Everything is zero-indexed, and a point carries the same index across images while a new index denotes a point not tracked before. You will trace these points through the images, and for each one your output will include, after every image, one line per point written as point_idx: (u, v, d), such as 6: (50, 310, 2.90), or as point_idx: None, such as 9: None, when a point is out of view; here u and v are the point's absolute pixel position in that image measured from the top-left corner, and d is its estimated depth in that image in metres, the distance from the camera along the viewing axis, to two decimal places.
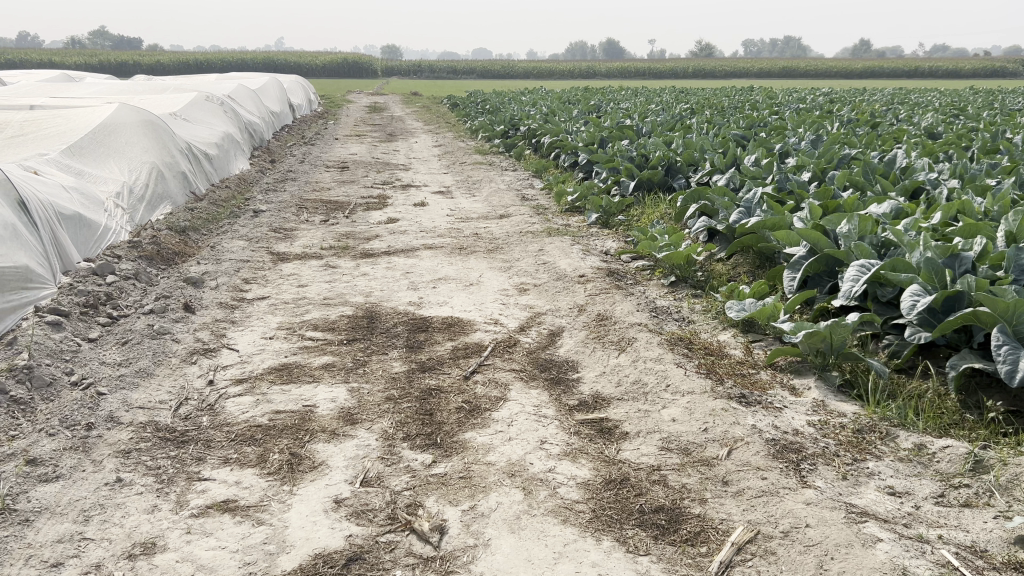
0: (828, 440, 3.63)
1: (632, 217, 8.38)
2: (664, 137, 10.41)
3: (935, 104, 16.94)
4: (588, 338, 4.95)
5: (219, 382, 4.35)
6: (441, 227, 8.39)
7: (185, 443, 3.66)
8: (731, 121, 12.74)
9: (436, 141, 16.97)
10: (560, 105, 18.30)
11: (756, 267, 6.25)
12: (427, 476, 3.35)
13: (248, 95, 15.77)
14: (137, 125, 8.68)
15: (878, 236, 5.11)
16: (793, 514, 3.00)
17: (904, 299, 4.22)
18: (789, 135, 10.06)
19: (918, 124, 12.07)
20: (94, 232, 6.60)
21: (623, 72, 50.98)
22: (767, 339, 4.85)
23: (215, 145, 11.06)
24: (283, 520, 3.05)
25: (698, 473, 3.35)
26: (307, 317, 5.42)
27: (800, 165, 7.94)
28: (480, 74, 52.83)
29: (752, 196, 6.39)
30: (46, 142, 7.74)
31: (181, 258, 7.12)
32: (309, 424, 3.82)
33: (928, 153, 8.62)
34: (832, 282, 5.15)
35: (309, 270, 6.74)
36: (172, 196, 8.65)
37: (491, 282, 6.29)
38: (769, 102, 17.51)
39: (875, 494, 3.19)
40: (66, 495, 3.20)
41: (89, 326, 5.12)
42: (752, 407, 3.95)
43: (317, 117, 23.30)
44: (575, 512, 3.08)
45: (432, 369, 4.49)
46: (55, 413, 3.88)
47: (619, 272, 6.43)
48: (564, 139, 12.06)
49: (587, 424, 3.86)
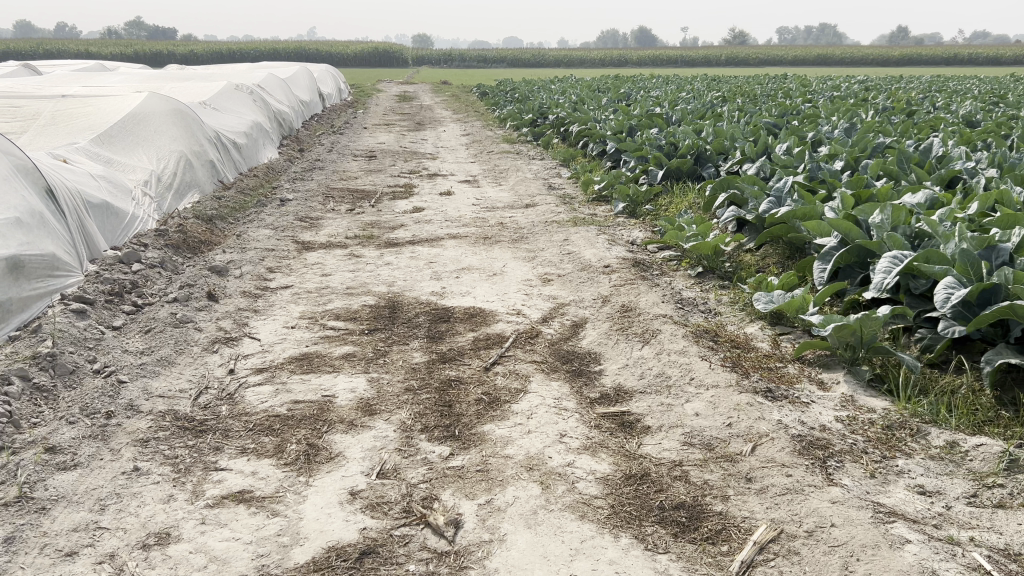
0: (856, 437, 3.52)
1: (660, 206, 8.26)
2: (694, 126, 10.26)
3: (974, 92, 16.54)
4: (611, 330, 4.87)
5: (239, 371, 4.34)
6: (466, 216, 8.34)
7: (204, 432, 3.65)
8: (763, 109, 12.54)
9: (464, 130, 16.92)
10: (589, 94, 18.15)
11: (786, 258, 6.13)
12: (444, 469, 3.31)
13: (278, 85, 15.81)
14: (166, 113, 8.72)
15: (912, 227, 4.98)
16: (818, 513, 2.91)
17: (938, 291, 4.12)
18: (822, 124, 9.87)
19: (957, 111, 11.78)
20: (122, 220, 6.64)
21: (655, 61, 50.54)
22: (795, 331, 4.75)
23: (244, 134, 11.10)
24: (297, 511, 3.02)
25: (721, 470, 3.27)
26: (329, 307, 5.40)
27: (833, 153, 7.78)
28: (510, 62, 52.66)
29: (783, 185, 6.26)
30: (76, 130, 7.79)
31: (207, 246, 7.15)
32: (327, 415, 3.80)
33: (966, 141, 8.41)
34: (863, 274, 5.03)
35: (334, 259, 6.72)
36: (199, 184, 8.69)
37: (515, 272, 6.23)
38: (803, 91, 17.21)
39: (904, 493, 3.09)
40: (83, 484, 3.21)
41: (114, 314, 5.15)
42: (778, 401, 3.85)
43: (347, 106, 23.38)
44: (593, 508, 3.02)
45: (452, 360, 4.44)
46: (77, 401, 3.89)
47: (645, 263, 6.33)
48: (593, 127, 11.95)
49: (608, 417, 3.79)
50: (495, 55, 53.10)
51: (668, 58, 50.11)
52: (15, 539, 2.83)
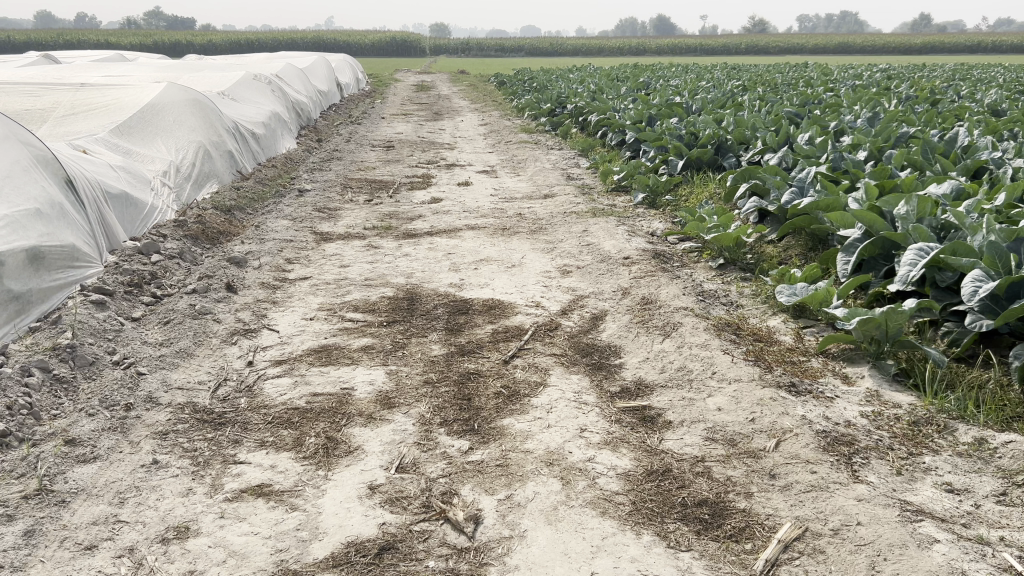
0: (882, 433, 3.46)
1: (680, 197, 8.18)
2: (715, 115, 10.16)
3: (998, 79, 16.32)
4: (631, 323, 4.82)
5: (258, 363, 4.34)
6: (484, 207, 8.30)
7: (222, 425, 3.65)
8: (784, 98, 12.39)
9: (482, 119, 16.87)
10: (608, 83, 18.05)
11: (808, 250, 6.05)
12: (464, 463, 3.28)
13: (296, 75, 15.79)
14: (184, 103, 8.73)
15: (938, 219, 4.91)
16: (844, 511, 2.86)
17: (966, 284, 4.04)
18: (844, 113, 9.74)
19: (982, 100, 11.60)
20: (140, 211, 6.65)
21: (673, 50, 50.21)
22: (818, 325, 4.68)
23: (263, 124, 11.11)
24: (316, 505, 3.00)
25: (744, 466, 3.23)
26: (348, 298, 5.38)
27: (856, 143, 7.68)
28: (528, 52, 52.50)
29: (805, 176, 6.19)
30: (96, 120, 7.80)
31: (226, 237, 7.15)
32: (346, 407, 3.78)
33: (992, 131, 8.27)
34: (888, 266, 4.95)
35: (352, 250, 6.71)
36: (218, 175, 8.70)
37: (534, 264, 6.18)
38: (825, 79, 17.03)
39: (932, 491, 3.03)
40: (103, 477, 3.21)
41: (133, 305, 5.16)
42: (802, 396, 3.80)
43: (364, 95, 23.39)
44: (614, 504, 2.98)
45: (472, 353, 4.41)
46: (96, 393, 3.90)
47: (665, 254, 6.27)
48: (612, 117, 11.86)
49: (629, 412, 3.75)
50: (513, 44, 52.94)
51: (687, 47, 49.81)
52: (35, 533, 2.83)
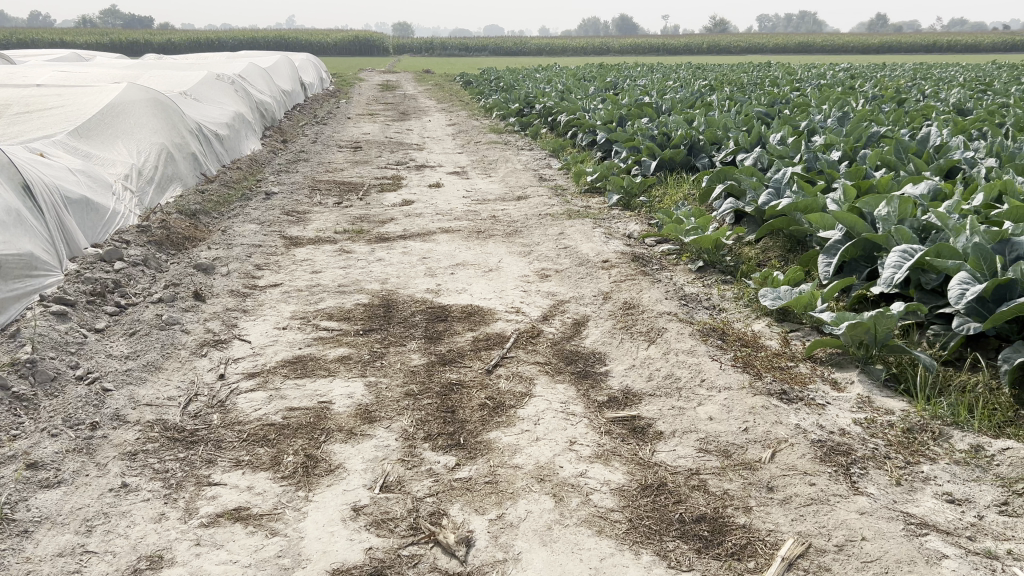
0: (877, 441, 3.40)
1: (654, 198, 8.12)
2: (686, 115, 10.12)
3: (958, 79, 16.51)
4: (614, 328, 4.72)
5: (230, 376, 4.16)
6: (457, 209, 8.16)
7: (195, 443, 3.48)
8: (752, 97, 12.39)
9: (450, 120, 16.71)
10: (575, 83, 18.01)
11: (787, 251, 6.00)
12: (451, 481, 3.15)
13: (259, 74, 15.49)
14: (145, 104, 8.48)
15: (919, 219, 4.85)
16: (847, 525, 2.78)
17: (952, 287, 3.98)
18: (814, 113, 9.74)
19: (946, 99, 11.69)
20: (102, 216, 6.41)
21: (636, 49, 50.42)
22: (804, 328, 4.62)
23: (226, 125, 10.85)
24: (298, 530, 2.85)
25: (740, 478, 3.14)
26: (322, 306, 5.22)
27: (829, 143, 7.66)
28: (492, 50, 52.35)
29: (781, 176, 6.14)
30: (52, 122, 7.53)
31: (192, 242, 6.93)
32: (325, 423, 3.62)
33: (961, 130, 8.29)
34: (870, 268, 4.91)
35: (323, 255, 6.53)
36: (181, 178, 8.45)
37: (511, 268, 6.06)
38: (791, 79, 17.12)
39: (933, 502, 2.97)
40: (68, 503, 3.02)
41: (96, 316, 4.95)
42: (794, 404, 3.72)
43: (328, 94, 23.11)
44: (610, 522, 2.87)
45: (453, 362, 4.27)
46: (59, 411, 3.70)
47: (644, 257, 6.18)
48: (582, 117, 11.78)
49: (618, 422, 3.64)
50: (477, 43, 52.75)
51: (650, 46, 50.06)
52: None
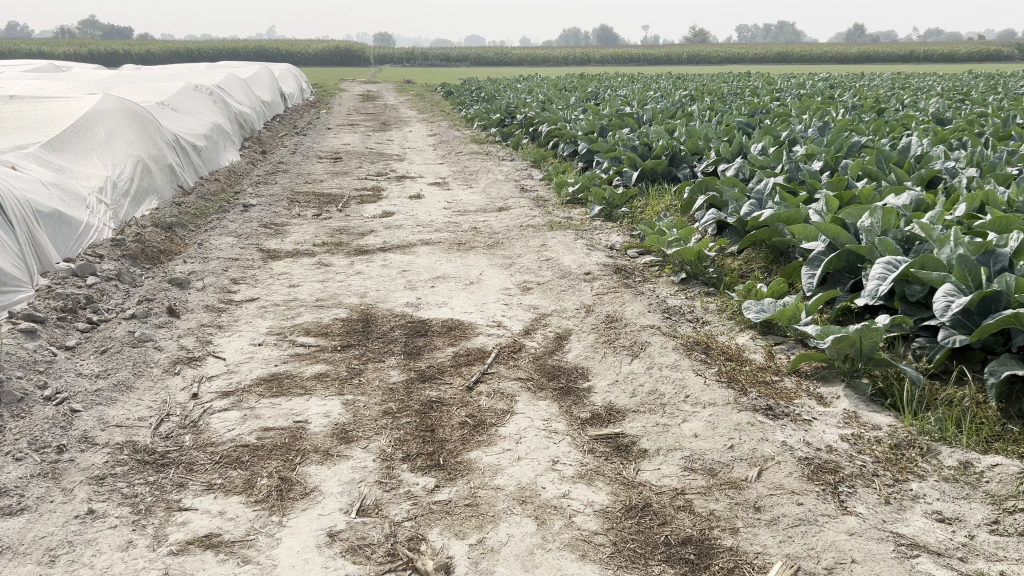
0: (865, 458, 3.34)
1: (636, 209, 8.07)
2: (667, 125, 10.10)
3: (936, 88, 16.60)
4: (597, 342, 4.65)
5: (204, 395, 4.04)
6: (438, 221, 8.08)
7: (165, 466, 3.37)
8: (733, 108, 12.40)
9: (431, 130, 16.61)
10: (556, 93, 17.96)
11: (770, 262, 5.96)
12: (430, 504, 3.05)
13: (239, 85, 15.36)
14: (121, 115, 8.35)
15: (902, 230, 4.80)
16: (836, 547, 2.73)
17: (938, 299, 3.93)
18: (795, 122, 9.74)
19: (925, 109, 11.73)
20: (75, 230, 6.28)
21: (617, 59, 50.55)
22: (788, 341, 4.57)
23: (204, 136, 10.71)
24: (271, 557, 2.75)
25: (727, 498, 3.06)
26: (299, 321, 5.12)
27: (811, 153, 7.62)
28: (473, 60, 52.32)
29: (764, 187, 6.10)
30: (26, 136, 7.41)
31: (167, 256, 6.80)
32: (301, 443, 3.53)
33: (940, 140, 8.28)
34: (853, 280, 4.86)
35: (301, 268, 6.43)
36: (157, 190, 8.33)
37: (492, 280, 5.99)
38: (771, 89, 17.17)
39: (923, 521, 2.91)
40: (30, 532, 2.90)
41: (67, 333, 4.82)
42: (780, 420, 3.66)
43: (308, 105, 22.98)
44: (594, 546, 2.79)
45: (433, 379, 4.19)
46: (25, 433, 3.57)
47: (626, 269, 6.12)
48: (563, 127, 11.74)
49: (602, 441, 3.56)
50: (458, 53, 52.74)
51: (631, 57, 50.27)
52: None
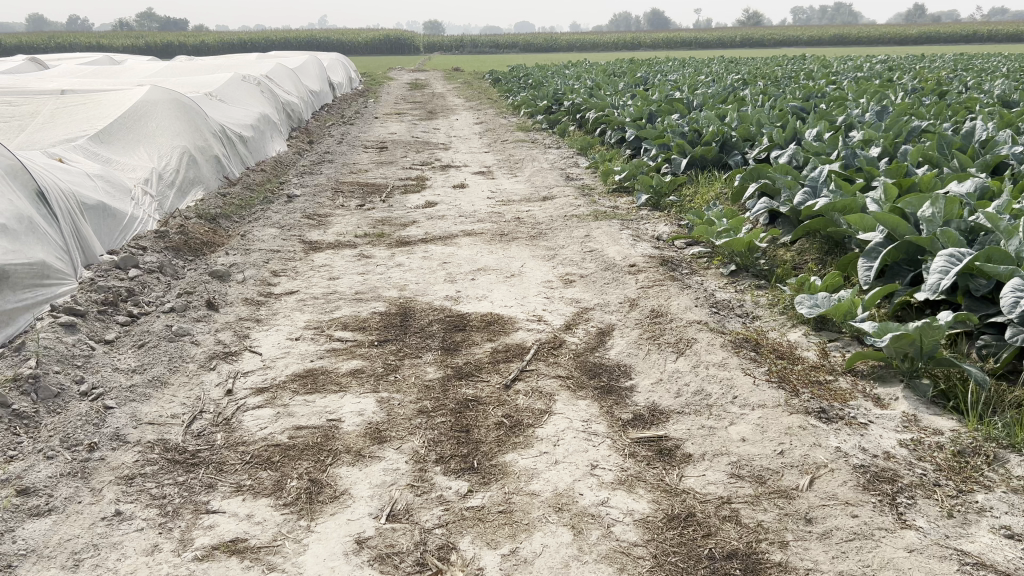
0: (925, 466, 3.13)
1: (684, 198, 7.84)
2: (718, 110, 9.81)
3: (1001, 70, 15.94)
4: (641, 339, 4.48)
5: (238, 391, 3.98)
6: (481, 211, 7.96)
7: (196, 466, 3.31)
8: (787, 91, 11.99)
9: (478, 118, 16.48)
10: (604, 79, 17.67)
11: (825, 253, 5.70)
12: (462, 510, 2.93)
13: (286, 75, 15.40)
14: (168, 104, 8.35)
15: (966, 220, 4.52)
16: (894, 565, 2.55)
17: (1004, 295, 3.68)
18: (851, 107, 9.37)
19: (991, 91, 11.21)
20: (120, 221, 6.29)
21: (667, 43, 49.76)
22: (842, 338, 4.35)
23: (251, 126, 10.73)
24: (297, 565, 2.66)
25: (776, 509, 2.89)
26: (336, 315, 5.04)
27: (868, 139, 7.30)
28: (522, 47, 52.05)
29: (818, 174, 5.83)
30: (74, 129, 7.47)
31: (210, 248, 6.79)
32: (333, 443, 3.44)
33: (1007, 123, 7.86)
34: (914, 273, 4.60)
35: (342, 260, 6.36)
36: (203, 181, 8.34)
37: (534, 273, 5.84)
38: (827, 72, 16.66)
39: (989, 538, 2.70)
40: (56, 534, 2.86)
41: (106, 326, 4.81)
42: (834, 424, 3.46)
43: (357, 94, 23.07)
44: (633, 559, 2.64)
45: (469, 376, 4.06)
46: (58, 431, 3.55)
47: (673, 260, 5.93)
48: (611, 114, 11.51)
49: (643, 444, 3.40)
50: (506, 41, 52.51)
51: (681, 40, 49.47)
52: None
